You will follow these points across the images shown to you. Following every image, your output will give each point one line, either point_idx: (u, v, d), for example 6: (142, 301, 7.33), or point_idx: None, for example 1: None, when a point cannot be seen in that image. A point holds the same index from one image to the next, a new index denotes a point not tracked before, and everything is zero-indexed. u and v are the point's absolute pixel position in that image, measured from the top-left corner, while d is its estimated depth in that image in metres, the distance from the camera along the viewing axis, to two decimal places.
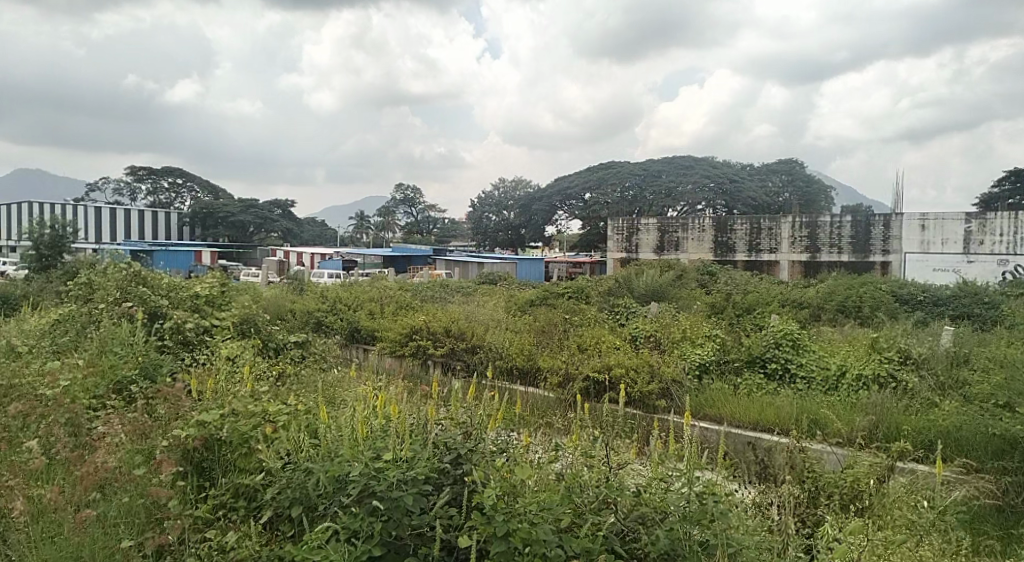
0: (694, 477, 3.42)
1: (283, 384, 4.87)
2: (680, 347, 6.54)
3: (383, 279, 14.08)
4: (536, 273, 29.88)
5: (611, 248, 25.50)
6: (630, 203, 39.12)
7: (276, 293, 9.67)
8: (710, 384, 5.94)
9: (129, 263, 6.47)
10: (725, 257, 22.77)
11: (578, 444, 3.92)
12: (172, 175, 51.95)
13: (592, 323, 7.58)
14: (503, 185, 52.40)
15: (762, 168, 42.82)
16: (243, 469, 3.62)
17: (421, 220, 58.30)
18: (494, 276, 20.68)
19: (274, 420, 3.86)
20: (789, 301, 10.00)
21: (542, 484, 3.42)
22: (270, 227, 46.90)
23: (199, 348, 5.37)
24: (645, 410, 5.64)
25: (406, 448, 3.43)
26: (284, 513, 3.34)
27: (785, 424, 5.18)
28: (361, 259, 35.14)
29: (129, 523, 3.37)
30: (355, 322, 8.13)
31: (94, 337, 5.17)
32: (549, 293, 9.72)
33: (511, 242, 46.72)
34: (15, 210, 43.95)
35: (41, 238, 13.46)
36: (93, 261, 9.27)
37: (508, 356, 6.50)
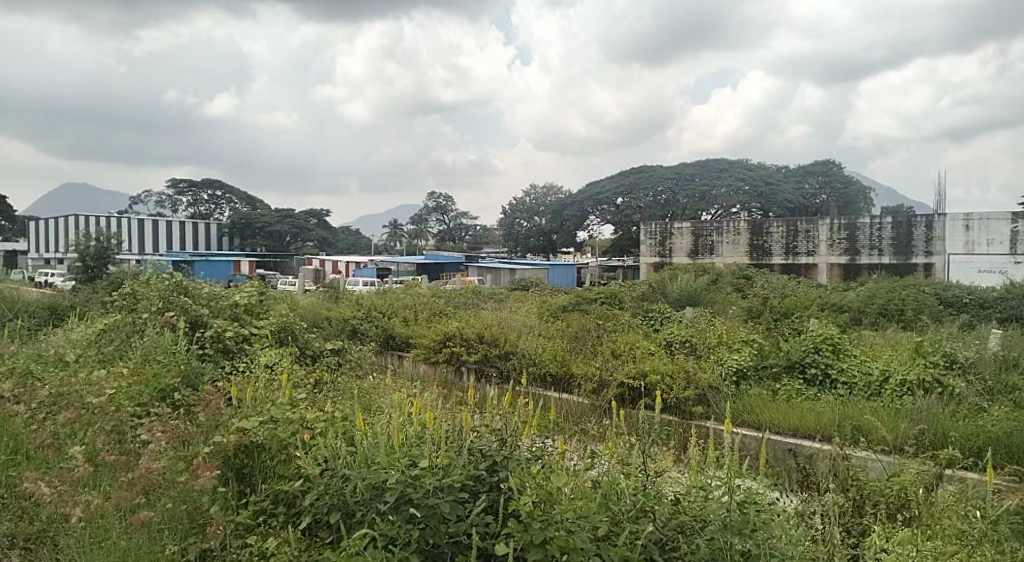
0: (734, 485, 3.36)
1: (320, 392, 4.92)
2: (717, 353, 6.44)
3: (417, 286, 14.15)
4: (569, 279, 29.72)
5: (644, 252, 25.24)
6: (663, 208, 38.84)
7: (312, 301, 9.81)
8: (748, 390, 5.83)
9: (171, 274, 6.63)
10: (762, 260, 22.40)
11: (615, 451, 3.88)
12: (212, 187, 53.18)
13: (627, 328, 7.51)
14: (534, 191, 52.38)
15: (798, 169, 42.01)
16: (282, 475, 3.67)
17: (453, 227, 58.56)
18: (527, 281, 20.63)
19: (312, 427, 3.91)
20: (829, 304, 9.78)
21: (579, 491, 3.38)
22: (306, 236, 47.71)
23: (238, 356, 5.48)
24: (681, 416, 5.57)
25: (442, 455, 3.44)
26: (322, 520, 3.38)
27: (827, 430, 5.07)
28: (395, 267, 35.47)
29: (172, 528, 3.47)
30: (390, 329, 8.21)
31: (139, 346, 5.32)
32: (582, 299, 9.68)
33: (542, 248, 46.72)
34: (63, 224, 45.43)
35: (87, 250, 13.88)
36: (136, 271, 9.51)
37: (541, 362, 6.47)
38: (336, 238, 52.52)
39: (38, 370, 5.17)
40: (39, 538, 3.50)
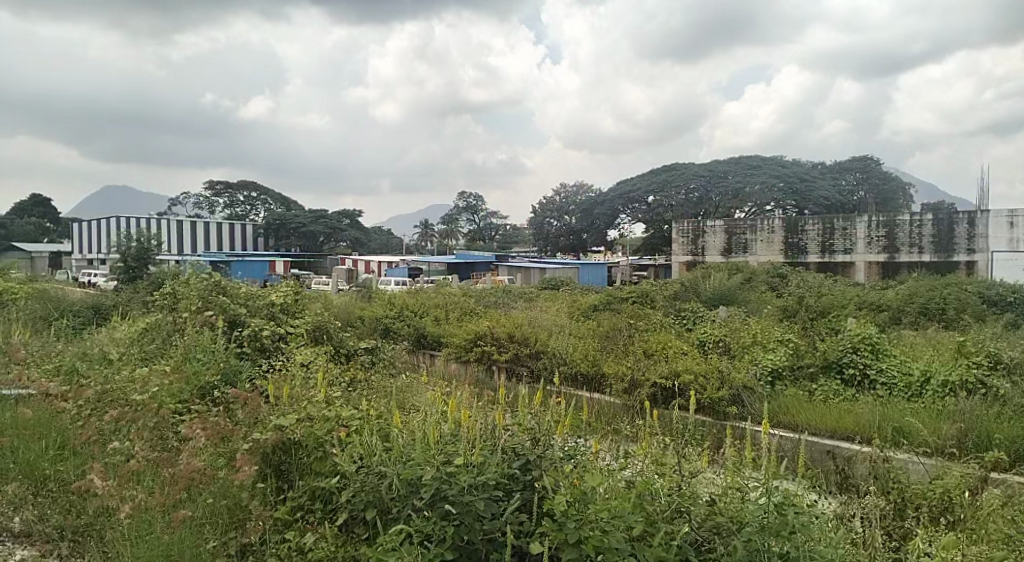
0: (772, 487, 3.31)
1: (355, 390, 4.98)
2: (752, 352, 6.34)
3: (448, 285, 14.22)
4: (599, 278, 29.56)
5: (676, 251, 24.97)
6: (695, 206, 38.42)
7: (345, 301, 9.94)
8: (784, 391, 5.73)
9: (210, 273, 6.77)
10: (797, 258, 22.02)
11: (648, 452, 3.85)
12: (247, 189, 54.17)
13: (659, 328, 7.45)
14: (563, 191, 52.25)
15: (834, 165, 41.15)
16: (318, 471, 3.72)
17: (483, 227, 58.69)
18: (558, 281, 20.59)
19: (347, 424, 3.96)
20: (868, 303, 9.57)
21: (613, 491, 3.36)
22: (339, 237, 48.32)
23: (275, 355, 5.59)
24: (714, 416, 5.51)
25: (477, 453, 3.46)
26: (358, 516, 3.43)
27: (867, 432, 4.96)
28: (427, 266, 35.74)
29: (213, 524, 3.56)
30: (422, 328, 8.27)
31: (179, 345, 5.45)
32: (612, 298, 9.62)
33: (573, 247, 46.61)
34: (105, 225, 46.72)
35: (129, 251, 14.22)
36: (176, 271, 9.74)
37: (572, 361, 6.46)
38: (368, 238, 53.09)
39: (84, 367, 5.31)
40: (86, 531, 3.62)
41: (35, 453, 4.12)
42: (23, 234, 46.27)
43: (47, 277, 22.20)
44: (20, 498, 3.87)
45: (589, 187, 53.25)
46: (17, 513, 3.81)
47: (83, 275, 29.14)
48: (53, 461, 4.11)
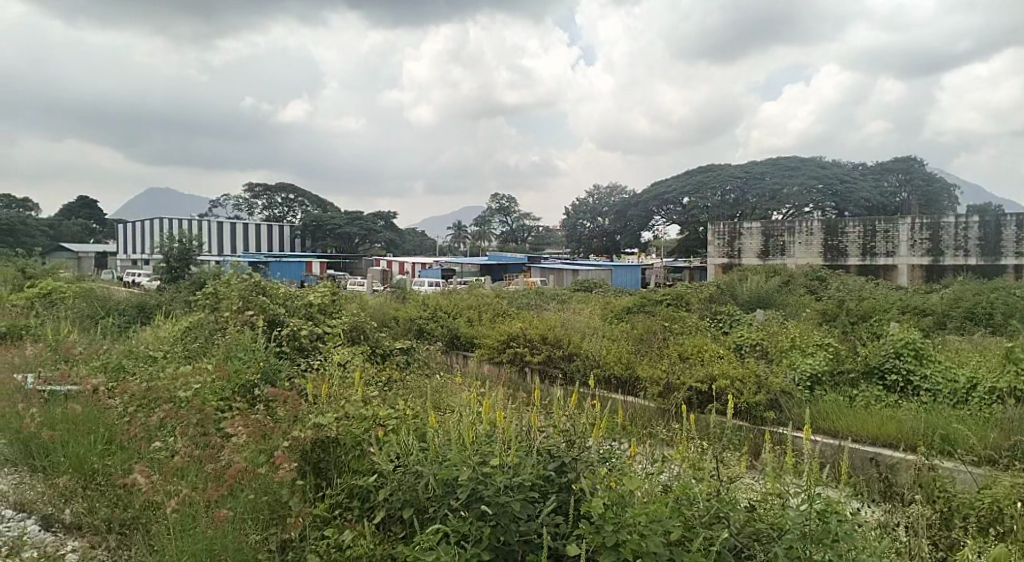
0: (814, 493, 3.24)
1: (391, 389, 5.03)
2: (790, 357, 6.23)
3: (481, 287, 14.27)
4: (632, 280, 29.32)
5: (711, 254, 24.65)
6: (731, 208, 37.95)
7: (380, 301, 10.05)
8: (823, 396, 5.63)
9: (250, 274, 6.90)
10: (836, 261, 21.56)
11: (686, 456, 3.81)
12: (284, 191, 55.07)
13: (695, 331, 7.36)
14: (595, 193, 52.00)
15: (875, 167, 40.24)
16: (355, 470, 3.78)
17: (516, 229, 58.82)
18: (591, 283, 20.48)
19: (384, 423, 4.00)
20: (910, 307, 9.33)
21: (651, 495, 3.32)
22: (374, 238, 48.86)
23: (312, 354, 5.68)
24: (752, 421, 5.43)
25: (512, 454, 3.46)
26: (395, 515, 3.47)
27: (910, 439, 4.84)
28: (459, 268, 35.94)
29: (255, 519, 3.62)
30: (455, 329, 8.32)
31: (221, 343, 5.57)
32: (647, 300, 9.53)
33: (605, 249, 46.37)
34: (148, 227, 48.01)
35: (172, 251, 14.55)
36: (217, 272, 9.95)
37: (606, 364, 6.43)
38: (401, 239, 53.58)
39: (130, 365, 5.47)
40: (132, 524, 3.72)
41: (84, 448, 4.23)
42: (70, 235, 47.86)
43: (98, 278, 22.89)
44: (70, 490, 3.98)
45: (622, 188, 52.88)
46: (67, 504, 3.93)
47: (129, 275, 30.03)
48: (101, 455, 4.21)
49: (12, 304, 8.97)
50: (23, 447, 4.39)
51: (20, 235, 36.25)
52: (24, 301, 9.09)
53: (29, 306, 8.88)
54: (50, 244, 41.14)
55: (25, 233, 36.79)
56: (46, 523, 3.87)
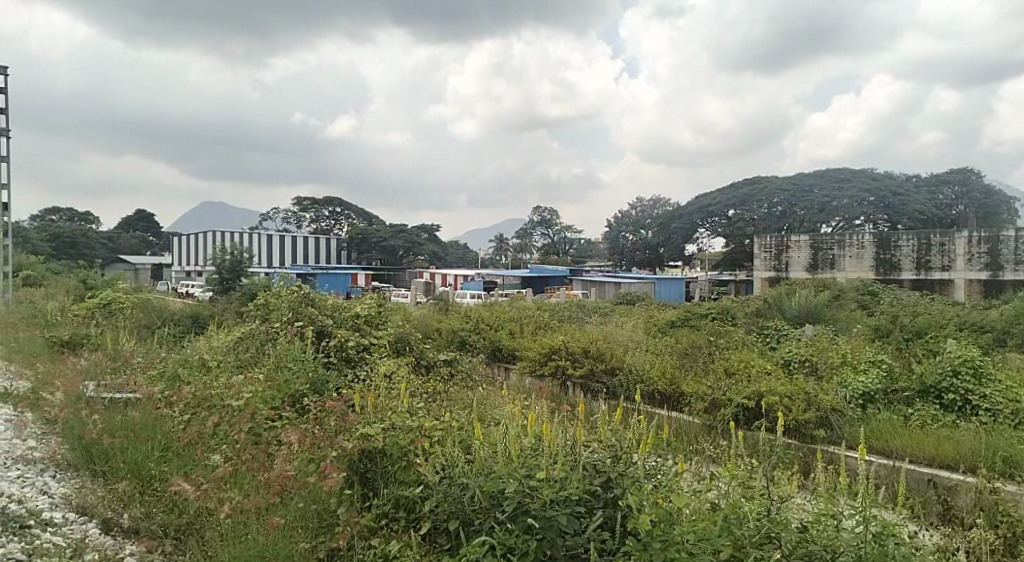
0: (870, 515, 3.15)
1: (436, 401, 5.08)
2: (840, 374, 6.05)
3: (524, 300, 14.29)
4: (676, 293, 28.92)
5: (757, 267, 24.18)
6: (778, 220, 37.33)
7: (423, 313, 10.16)
8: (876, 415, 5.47)
9: (299, 286, 7.07)
10: (889, 275, 20.94)
11: (735, 473, 3.72)
12: (330, 204, 56.25)
13: (741, 346, 7.24)
14: (636, 205, 51.68)
15: (930, 179, 39.01)
16: (402, 481, 3.82)
17: (557, 242, 58.86)
18: (633, 296, 20.30)
19: (429, 435, 4.05)
20: (968, 323, 9.00)
21: (698, 512, 3.25)
22: (417, 250, 49.35)
23: (359, 365, 5.78)
24: (802, 439, 5.30)
25: (558, 468, 3.44)
26: (441, 526, 3.51)
27: (970, 461, 4.66)
28: (502, 280, 36.00)
29: (305, 526, 3.67)
30: (497, 341, 8.37)
31: (272, 354, 5.71)
32: (691, 314, 9.42)
33: (648, 262, 45.96)
34: (199, 239, 49.53)
35: (223, 263, 14.97)
36: (266, 284, 10.20)
37: (650, 379, 6.37)
38: (443, 251, 54.08)
39: (185, 374, 5.64)
40: (187, 530, 3.84)
41: (142, 454, 4.38)
42: (127, 247, 49.73)
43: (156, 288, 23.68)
44: (129, 496, 4.11)
45: (663, 200, 52.48)
46: (125, 510, 4.05)
47: (184, 286, 30.93)
48: (158, 462, 4.36)
49: (75, 314, 9.37)
50: (85, 452, 4.56)
51: (82, 247, 37.78)
52: (86, 311, 9.49)
53: (90, 316, 9.27)
54: (109, 256, 42.80)
55: (87, 244, 38.32)
56: (105, 527, 3.96)
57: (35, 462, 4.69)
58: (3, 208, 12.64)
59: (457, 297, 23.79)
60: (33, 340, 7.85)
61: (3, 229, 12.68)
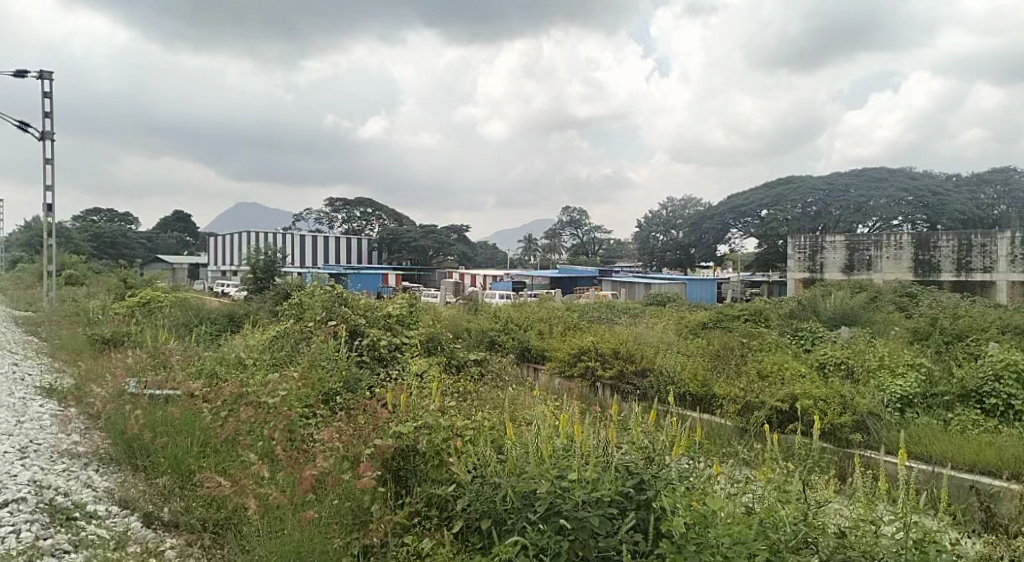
0: (910, 521, 3.09)
1: (467, 400, 5.11)
2: (878, 377, 5.93)
3: (554, 300, 14.27)
4: (708, 295, 28.57)
5: (791, 267, 23.76)
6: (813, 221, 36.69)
7: (454, 313, 10.21)
8: (915, 420, 5.35)
9: (332, 285, 7.17)
10: (928, 277, 20.46)
11: (770, 477, 3.68)
12: (362, 205, 56.86)
13: (774, 349, 7.14)
14: (667, 205, 51.30)
15: (971, 178, 38.01)
16: (434, 479, 3.85)
17: (586, 242, 58.65)
18: (664, 297, 20.12)
19: (461, 434, 4.08)
20: (1012, 325, 8.74)
21: (733, 515, 3.20)
22: (446, 251, 49.61)
23: (391, 364, 5.85)
24: (837, 444, 5.21)
25: (590, 469, 3.43)
26: (473, 525, 3.53)
27: (1014, 468, 4.53)
28: (530, 281, 36.02)
29: (339, 522, 3.67)
30: (526, 341, 8.39)
31: (306, 352, 5.80)
32: (723, 315, 9.33)
33: (679, 262, 45.49)
34: (233, 239, 50.47)
35: (258, 263, 15.22)
36: (300, 284, 10.37)
37: (681, 380, 6.32)
38: (471, 251, 54.26)
39: (222, 371, 5.77)
40: (226, 525, 3.91)
41: (181, 449, 4.48)
42: (164, 247, 50.92)
43: (194, 288, 24.21)
44: (169, 491, 4.21)
45: (694, 200, 52.00)
46: (166, 503, 4.14)
47: (220, 285, 31.54)
48: (197, 457, 4.46)
49: (116, 312, 9.64)
50: (127, 447, 4.68)
51: (122, 247, 38.75)
52: (126, 309, 9.77)
53: (131, 313, 9.53)
54: (147, 255, 43.86)
55: (126, 244, 39.31)
56: (147, 521, 4.05)
57: (79, 455, 4.85)
58: (48, 210, 13.05)
59: (485, 297, 23.82)
60: (77, 337, 8.09)
61: (48, 230, 13.10)
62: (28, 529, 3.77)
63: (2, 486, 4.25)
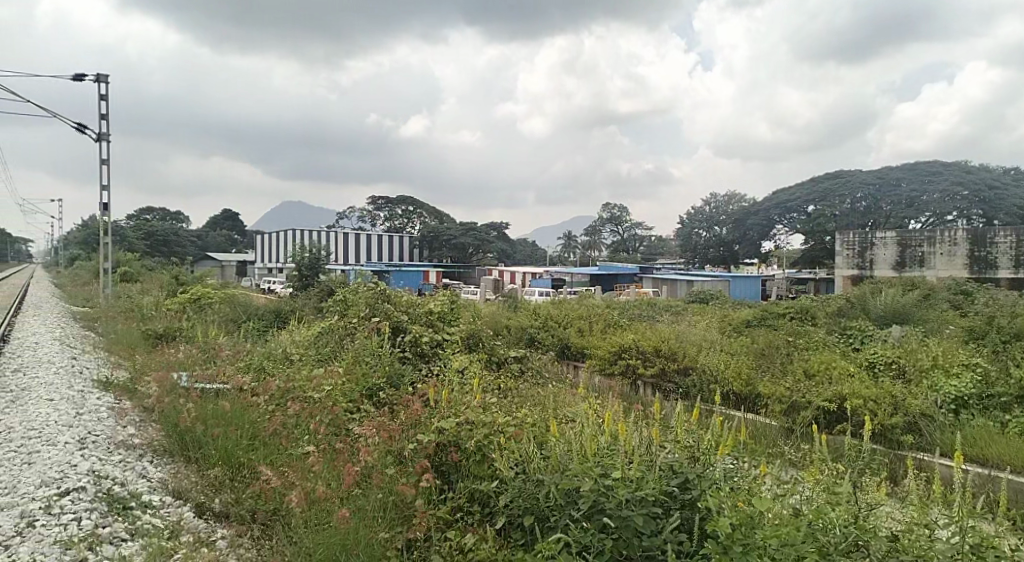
0: (967, 526, 2.99)
1: (507, 396, 5.13)
2: (931, 378, 5.73)
3: (594, 297, 14.21)
4: (752, 292, 28.04)
5: (839, 265, 23.12)
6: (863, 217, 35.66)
7: (494, 310, 10.26)
8: (970, 422, 5.16)
9: (375, 282, 7.28)
10: (984, 274, 19.74)
11: (819, 479, 3.59)
12: (403, 204, 57.53)
13: (822, 347, 6.97)
14: (709, 201, 50.57)
15: None
16: (477, 475, 3.88)
17: (626, 239, 58.25)
18: (707, 294, 19.85)
19: (504, 430, 4.10)
20: None
21: (781, 516, 3.13)
22: (485, 248, 49.80)
23: (433, 360, 5.92)
24: (888, 445, 5.08)
25: (634, 468, 3.40)
26: (516, 522, 3.56)
27: None
28: (569, 278, 35.94)
29: (384, 516, 3.72)
30: (566, 339, 8.39)
31: (350, 349, 5.90)
32: (768, 314, 9.17)
33: (721, 260, 44.79)
34: (277, 237, 51.59)
35: (302, 260, 15.53)
36: (343, 281, 10.56)
37: (724, 379, 6.24)
38: (510, 249, 54.41)
39: (270, 366, 5.93)
40: (273, 517, 3.99)
41: (231, 442, 4.61)
42: (212, 246, 52.43)
43: (242, 285, 24.88)
44: (221, 483, 4.34)
45: (736, 196, 51.07)
46: (217, 495, 4.26)
47: (267, 281, 32.25)
48: (247, 450, 4.58)
49: (169, 308, 9.97)
50: (181, 439, 4.85)
51: (174, 244, 39.96)
52: (178, 305, 10.09)
53: (182, 310, 9.84)
54: (197, 253, 45.21)
55: (177, 242, 40.59)
56: (199, 511, 4.17)
57: (135, 447, 5.02)
58: (105, 210, 13.56)
59: (525, 294, 23.84)
60: (132, 333, 8.39)
61: (104, 229, 13.61)
62: (88, 517, 3.93)
63: (64, 475, 4.44)
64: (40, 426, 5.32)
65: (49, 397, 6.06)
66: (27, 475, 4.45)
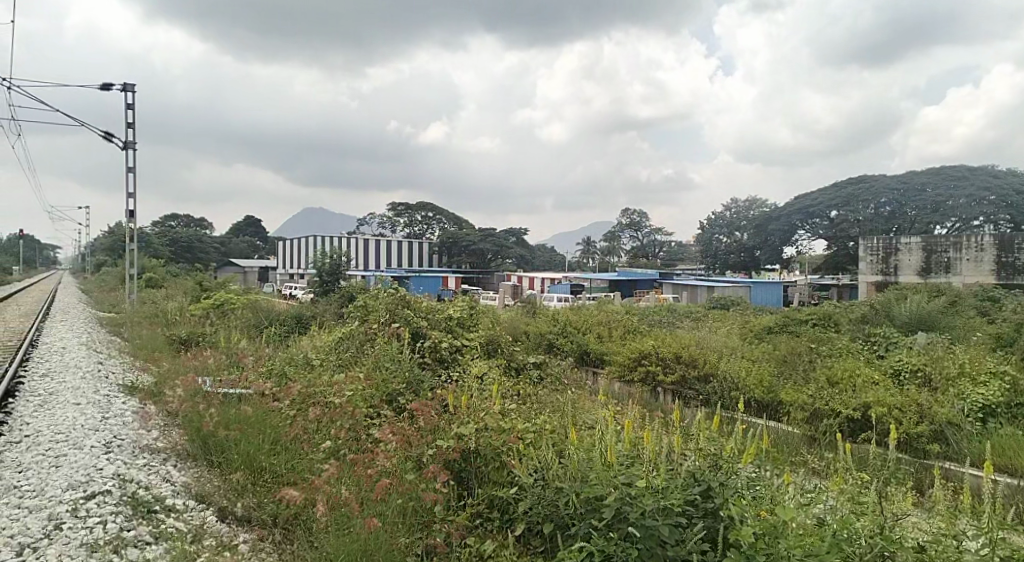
0: (996, 537, 2.92)
1: (526, 402, 5.14)
2: (957, 385, 5.62)
3: (614, 303, 14.16)
4: (774, 298, 27.69)
5: (864, 271, 22.84)
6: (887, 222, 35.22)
7: (513, 316, 10.26)
8: (998, 431, 5.06)
9: (395, 287, 7.33)
10: (1012, 280, 19.26)
11: (843, 488, 3.53)
12: (423, 209, 57.82)
13: (845, 354, 6.88)
14: (730, 206, 50.21)
15: None
16: (497, 481, 3.90)
17: (646, 244, 57.92)
18: (728, 300, 19.65)
19: (522, 437, 4.10)
20: None
21: (805, 526, 3.08)
22: (504, 254, 49.87)
23: (452, 365, 5.94)
24: (914, 454, 4.99)
25: (659, 476, 3.36)
26: (535, 528, 3.57)
27: None
28: (589, 283, 35.78)
29: (405, 522, 3.73)
30: (586, 345, 8.37)
31: (370, 354, 5.93)
32: (790, 320, 9.08)
33: (742, 265, 44.36)
34: (298, 243, 52.06)
35: (323, 265, 15.65)
36: (363, 286, 10.64)
37: (744, 386, 6.18)
38: (529, 255, 54.41)
39: (292, 371, 5.98)
40: (294, 521, 4.02)
41: (253, 447, 4.66)
42: (234, 251, 53.07)
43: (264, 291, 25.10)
44: (243, 487, 4.37)
45: (757, 201, 50.59)
46: (239, 499, 4.29)
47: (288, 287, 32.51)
48: (268, 454, 4.62)
49: (193, 314, 10.10)
50: (204, 443, 4.91)
51: (197, 251, 40.46)
52: (202, 310, 10.23)
53: (205, 316, 9.96)
54: (221, 259, 45.77)
55: (201, 247, 41.14)
56: (221, 514, 4.20)
57: (159, 451, 5.09)
58: (131, 218, 13.80)
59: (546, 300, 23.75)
60: (157, 338, 8.51)
61: (131, 235, 13.85)
62: (113, 521, 3.98)
63: (90, 479, 4.52)
64: (67, 430, 5.42)
65: (75, 402, 6.17)
66: (55, 478, 4.52)
